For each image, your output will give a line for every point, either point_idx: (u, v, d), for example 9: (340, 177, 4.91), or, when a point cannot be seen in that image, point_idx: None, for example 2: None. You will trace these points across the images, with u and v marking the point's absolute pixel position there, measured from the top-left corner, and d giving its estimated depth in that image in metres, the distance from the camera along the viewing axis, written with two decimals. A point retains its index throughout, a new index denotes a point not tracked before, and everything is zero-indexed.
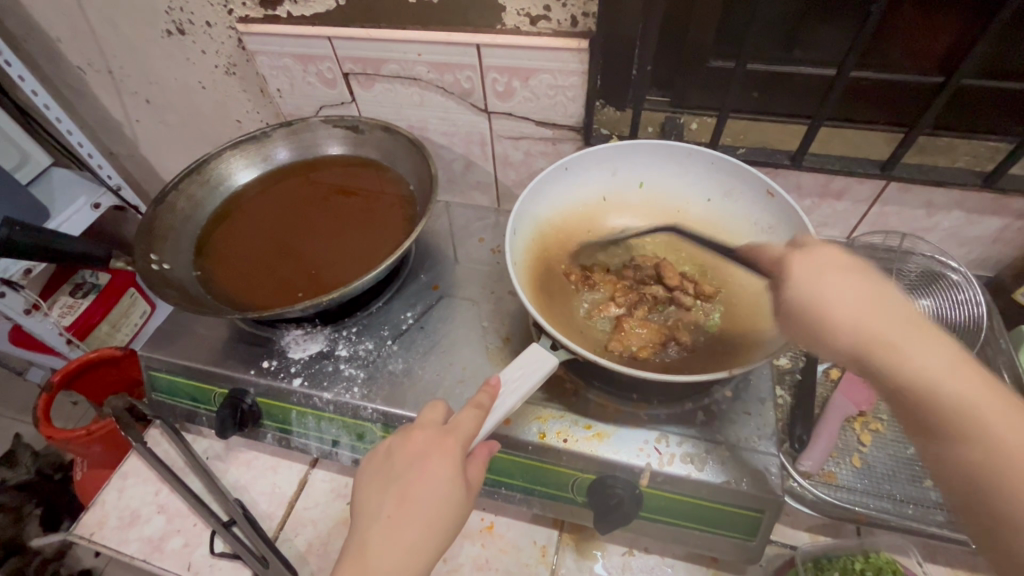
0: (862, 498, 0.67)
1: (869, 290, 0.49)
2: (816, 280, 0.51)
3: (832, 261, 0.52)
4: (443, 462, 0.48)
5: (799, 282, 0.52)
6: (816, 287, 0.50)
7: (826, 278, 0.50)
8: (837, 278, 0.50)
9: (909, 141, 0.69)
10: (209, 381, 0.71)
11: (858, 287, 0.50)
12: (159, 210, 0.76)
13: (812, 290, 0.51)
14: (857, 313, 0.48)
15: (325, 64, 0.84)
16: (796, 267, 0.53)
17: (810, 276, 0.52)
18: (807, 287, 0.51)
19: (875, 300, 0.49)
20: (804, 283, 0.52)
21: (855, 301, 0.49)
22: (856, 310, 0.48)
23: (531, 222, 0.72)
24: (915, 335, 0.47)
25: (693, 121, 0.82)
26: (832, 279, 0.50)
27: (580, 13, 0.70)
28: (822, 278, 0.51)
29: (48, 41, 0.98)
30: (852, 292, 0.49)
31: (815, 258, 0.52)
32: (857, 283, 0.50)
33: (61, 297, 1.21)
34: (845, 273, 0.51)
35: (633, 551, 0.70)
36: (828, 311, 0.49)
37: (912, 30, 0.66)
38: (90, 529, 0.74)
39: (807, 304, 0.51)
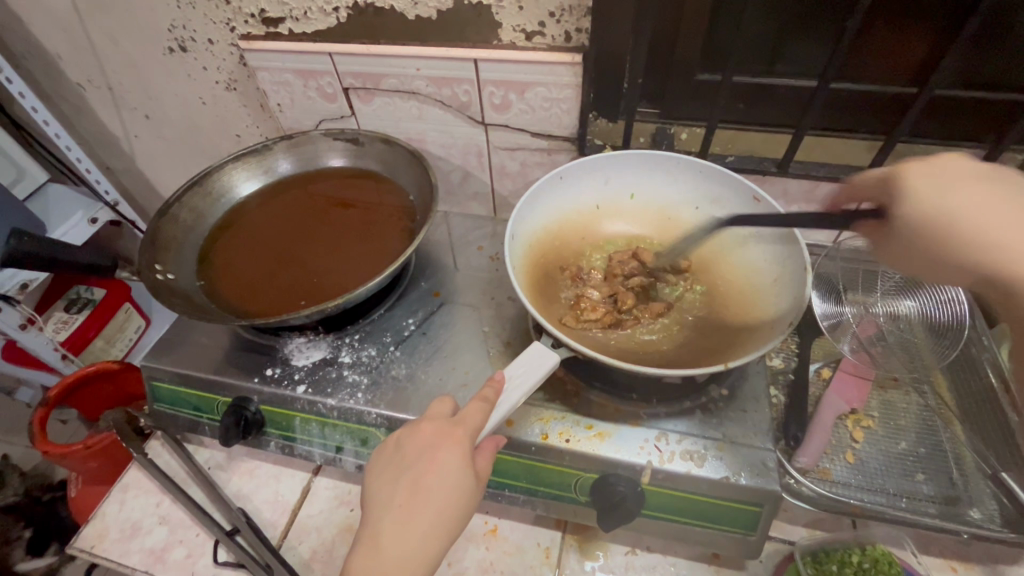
0: (857, 493, 0.68)
1: (988, 194, 0.50)
2: (936, 190, 0.51)
3: (959, 168, 0.52)
4: (452, 452, 0.49)
5: (919, 194, 0.52)
6: (942, 200, 0.51)
7: (952, 189, 0.51)
8: (960, 186, 0.51)
9: (888, 148, 0.72)
10: (212, 390, 0.71)
11: (994, 205, 0.49)
12: (162, 222, 0.77)
13: (933, 201, 0.51)
14: (980, 224, 0.49)
15: (325, 79, 0.86)
16: (915, 182, 0.52)
17: (931, 184, 0.52)
18: (927, 200, 0.51)
19: (998, 194, 0.50)
20: (923, 195, 0.52)
21: (990, 216, 0.49)
22: (981, 216, 0.49)
23: (528, 230, 0.74)
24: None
25: (683, 131, 0.85)
26: (957, 189, 0.50)
27: (574, 28, 0.73)
28: (945, 188, 0.51)
29: (49, 59, 1.00)
30: (986, 204, 0.49)
31: (938, 171, 0.52)
32: (989, 191, 0.50)
33: (55, 312, 1.20)
34: (980, 182, 0.51)
35: (636, 550, 0.71)
36: (953, 218, 0.50)
37: (886, 42, 0.69)
38: (90, 541, 0.73)
39: (922, 218, 0.51)
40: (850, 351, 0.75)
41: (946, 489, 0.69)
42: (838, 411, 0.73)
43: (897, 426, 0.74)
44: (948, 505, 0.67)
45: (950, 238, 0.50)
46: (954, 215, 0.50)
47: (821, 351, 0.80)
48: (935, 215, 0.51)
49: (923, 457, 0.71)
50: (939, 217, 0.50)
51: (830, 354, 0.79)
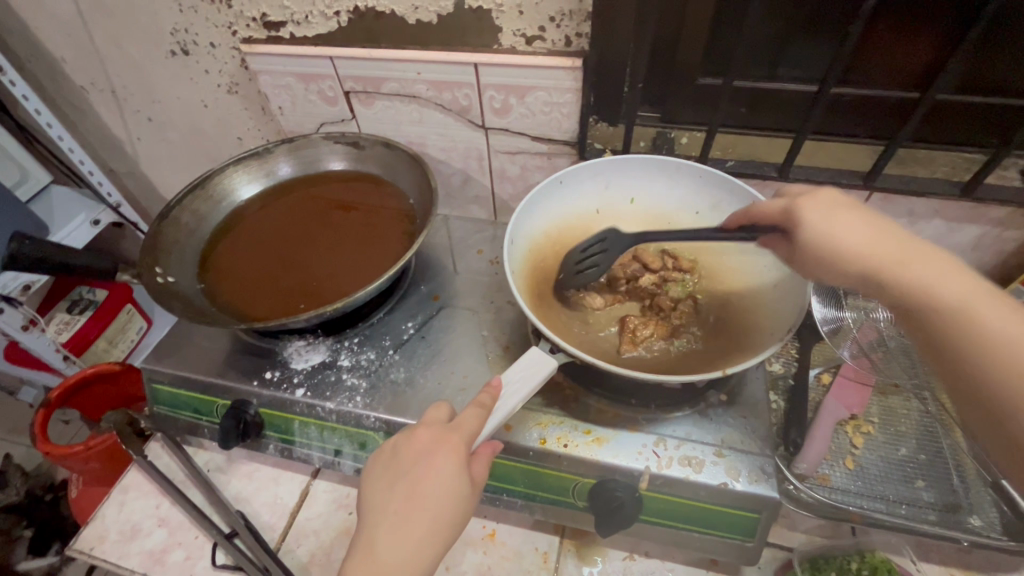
0: (857, 500, 0.68)
1: (864, 220, 0.53)
2: (828, 215, 0.54)
3: (829, 200, 0.56)
4: (448, 458, 0.49)
5: (812, 221, 0.55)
6: (823, 229, 0.54)
7: (831, 215, 0.54)
8: (841, 214, 0.54)
9: (890, 153, 0.72)
10: (211, 393, 0.72)
11: (857, 224, 0.53)
12: (163, 225, 0.77)
13: (819, 228, 0.54)
14: (858, 246, 0.52)
15: (326, 82, 0.86)
16: (808, 207, 0.56)
17: (818, 214, 0.55)
18: (817, 227, 0.54)
19: (868, 222, 0.53)
20: (814, 223, 0.55)
21: (863, 237, 0.52)
22: (856, 237, 0.52)
23: (528, 234, 0.74)
24: (913, 258, 0.50)
25: (683, 135, 0.85)
26: (839, 214, 0.54)
27: (574, 33, 0.73)
28: (830, 215, 0.54)
29: (52, 62, 1.00)
30: (848, 223, 0.53)
31: (823, 200, 0.56)
32: (860, 219, 0.53)
33: (57, 314, 1.21)
34: (850, 209, 0.55)
35: (634, 556, 0.70)
36: (838, 240, 0.53)
37: (887, 47, 0.69)
38: (89, 543, 0.73)
39: (820, 242, 0.54)
40: (850, 356, 0.74)
41: (946, 495, 0.69)
42: (837, 416, 0.73)
43: (898, 432, 0.74)
44: (948, 511, 0.67)
45: (842, 255, 0.52)
46: (839, 238, 0.53)
47: (821, 356, 0.80)
48: (825, 240, 0.54)
49: (923, 464, 0.71)
50: (837, 242, 0.53)
51: (830, 359, 0.79)
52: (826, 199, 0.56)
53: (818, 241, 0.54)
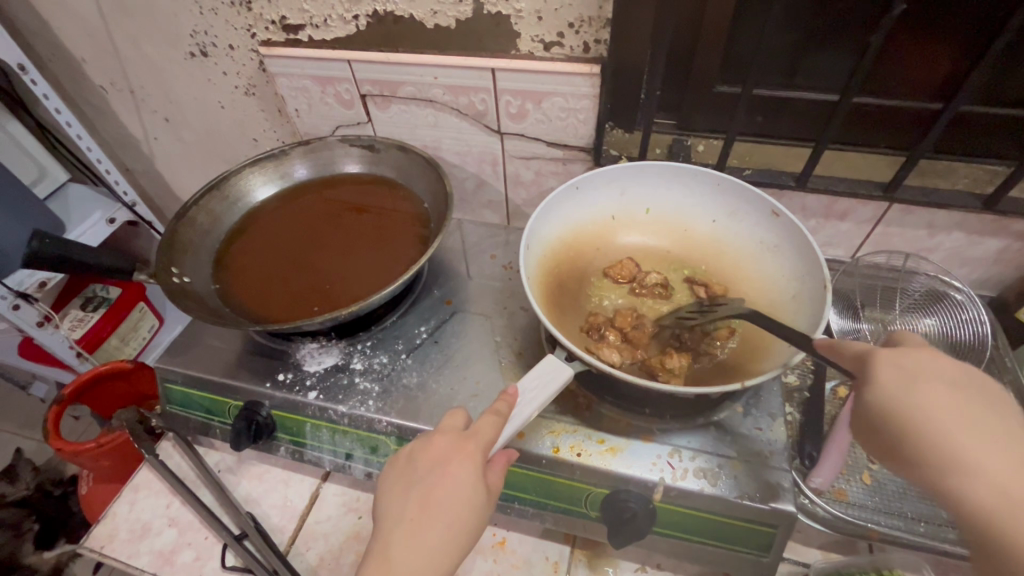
0: (874, 516, 0.67)
1: (964, 408, 0.44)
2: (907, 389, 0.46)
3: (931, 369, 0.46)
4: (464, 466, 0.49)
5: (887, 386, 0.46)
6: (913, 400, 0.45)
7: (922, 389, 0.45)
8: (933, 389, 0.45)
9: (910, 165, 0.71)
10: (224, 394, 0.72)
11: (955, 416, 0.44)
12: (179, 225, 0.78)
13: (904, 396, 0.46)
14: (951, 437, 0.43)
15: (343, 86, 0.87)
16: (886, 373, 0.47)
17: (901, 381, 0.46)
18: (895, 395, 0.46)
19: (962, 408, 0.44)
20: (894, 391, 0.46)
21: (954, 422, 0.44)
22: (940, 419, 0.44)
23: (543, 239, 0.74)
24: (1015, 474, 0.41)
25: (700, 143, 0.84)
26: (927, 390, 0.45)
27: (592, 39, 0.73)
28: (915, 389, 0.45)
29: (73, 62, 1.02)
30: (951, 413, 0.44)
31: (907, 362, 0.47)
32: (958, 401, 0.45)
33: (71, 310, 1.21)
34: (940, 379, 0.46)
35: (645, 568, 0.70)
36: (923, 421, 0.44)
37: (909, 58, 0.68)
38: (100, 541, 0.73)
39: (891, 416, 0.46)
40: None
41: None
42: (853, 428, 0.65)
43: None
44: None
45: (924, 438, 0.44)
46: (916, 415, 0.45)
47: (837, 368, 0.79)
48: (901, 410, 0.46)
49: None
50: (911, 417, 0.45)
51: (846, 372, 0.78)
52: (926, 369, 0.46)
53: (884, 414, 0.46)
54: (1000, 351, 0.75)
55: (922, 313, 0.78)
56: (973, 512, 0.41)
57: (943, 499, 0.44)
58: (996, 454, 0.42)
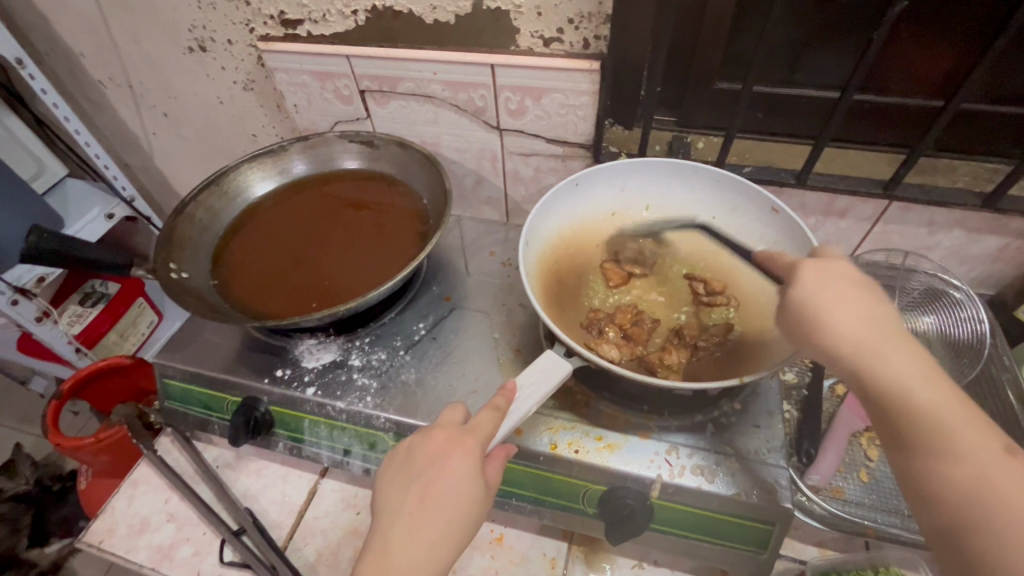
0: (871, 513, 0.67)
1: (867, 304, 0.49)
2: (821, 287, 0.50)
3: (841, 273, 0.51)
4: (463, 461, 0.49)
5: (805, 285, 0.51)
6: (825, 298, 0.49)
7: (832, 287, 0.50)
8: (841, 287, 0.50)
9: (910, 163, 0.71)
10: (222, 390, 0.72)
11: (860, 310, 0.48)
12: (177, 220, 0.77)
13: (819, 295, 0.49)
14: (853, 326, 0.48)
15: (342, 81, 0.86)
16: (806, 274, 0.52)
17: (816, 283, 0.51)
18: (810, 293, 0.50)
19: (866, 304, 0.49)
20: (809, 289, 0.51)
21: (861, 317, 0.48)
22: (848, 313, 0.48)
23: (543, 236, 0.74)
24: (905, 357, 0.46)
25: (700, 140, 0.84)
26: (835, 288, 0.50)
27: (592, 35, 0.73)
28: (828, 287, 0.50)
29: (71, 57, 1.01)
30: (854, 307, 0.48)
31: (824, 270, 0.51)
32: (860, 297, 0.49)
33: (70, 306, 1.21)
34: (849, 282, 0.50)
35: (642, 564, 0.70)
36: (832, 319, 0.48)
37: (910, 55, 0.68)
38: (98, 536, 0.74)
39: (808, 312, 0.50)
40: None
41: None
42: (852, 429, 0.69)
43: None
44: None
45: (830, 329, 0.48)
46: (830, 309, 0.49)
47: None
48: (814, 306, 0.50)
49: None
50: (822, 312, 0.49)
51: None
52: (838, 273, 0.51)
53: (803, 308, 0.50)
54: (999, 350, 0.75)
55: (921, 311, 0.78)
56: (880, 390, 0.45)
57: (848, 380, 0.48)
58: (894, 348, 0.46)
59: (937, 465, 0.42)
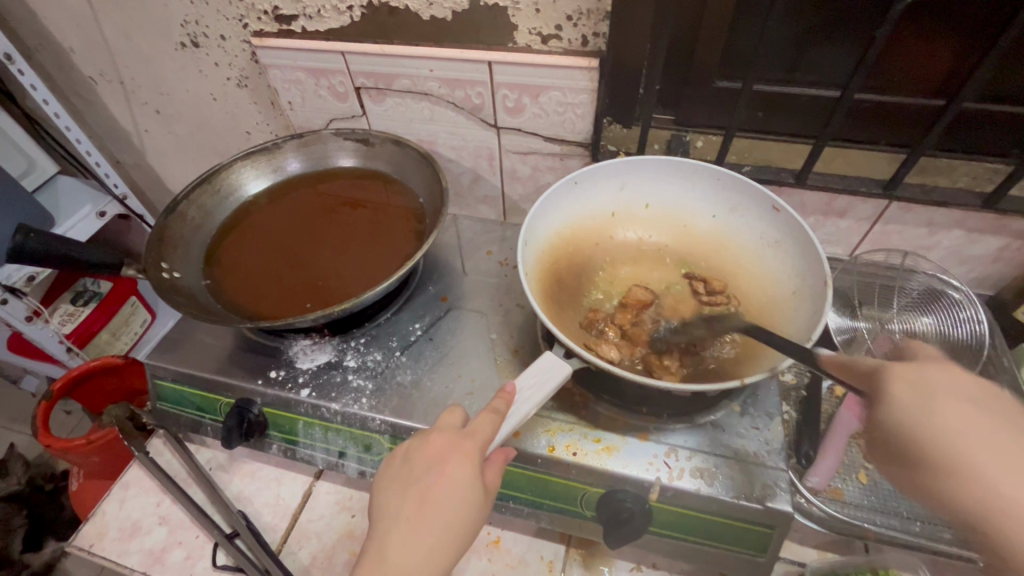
0: (870, 515, 0.67)
1: (983, 428, 0.45)
2: (927, 408, 0.46)
3: (946, 385, 0.48)
4: (462, 466, 0.48)
5: (907, 408, 0.47)
6: (929, 418, 0.46)
7: (941, 402, 0.46)
8: (949, 405, 0.46)
9: (911, 162, 0.70)
10: (215, 391, 0.71)
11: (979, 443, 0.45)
12: (169, 219, 0.76)
13: (919, 416, 0.47)
14: (971, 457, 0.44)
15: (337, 78, 0.85)
16: (896, 389, 0.48)
17: (912, 395, 0.48)
18: (915, 417, 0.47)
19: (988, 433, 0.45)
20: (914, 406, 0.47)
21: (972, 441, 0.45)
22: (960, 440, 0.45)
23: (541, 235, 0.73)
24: None
25: (699, 138, 0.83)
26: (944, 411, 0.46)
27: (591, 32, 0.72)
28: (936, 409, 0.46)
29: (62, 53, 1.00)
30: (971, 435, 0.45)
31: (919, 373, 0.48)
32: (976, 419, 0.45)
33: (61, 305, 1.20)
34: (955, 398, 0.47)
35: (641, 567, 0.69)
36: (955, 441, 0.45)
37: (912, 54, 0.68)
38: (89, 540, 0.72)
39: (907, 437, 0.47)
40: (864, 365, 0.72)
41: None
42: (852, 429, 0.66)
43: None
44: None
45: (947, 464, 0.45)
46: (934, 437, 0.46)
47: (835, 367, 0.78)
48: (915, 432, 0.46)
49: None
50: (926, 439, 0.46)
51: None
52: (948, 391, 0.47)
53: (907, 431, 0.47)
54: (998, 350, 0.75)
55: (919, 312, 0.77)
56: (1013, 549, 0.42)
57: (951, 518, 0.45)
58: (1004, 466, 0.43)
59: None
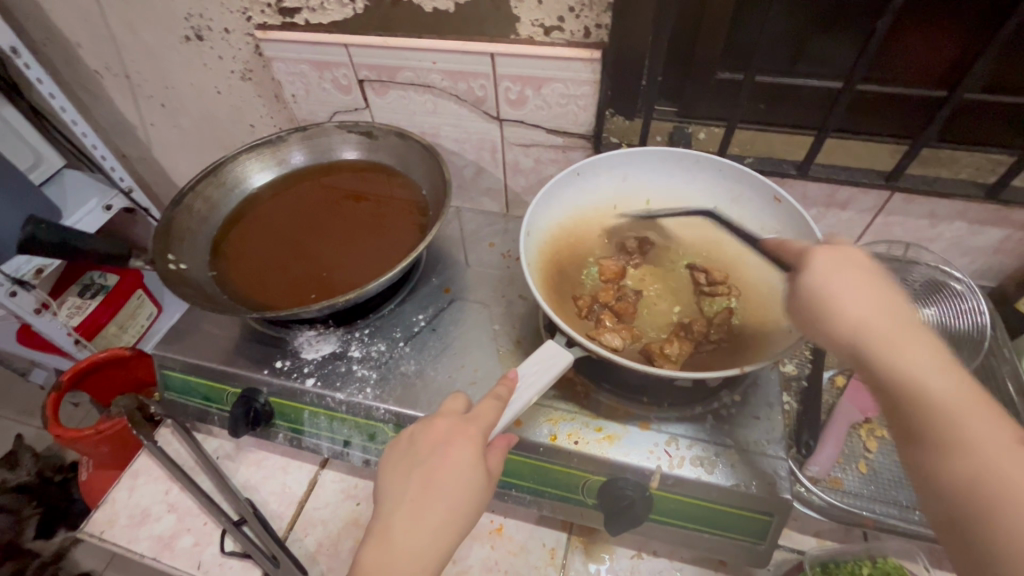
0: (869, 504, 0.68)
1: (874, 292, 0.49)
2: (831, 274, 0.51)
3: (854, 260, 0.52)
4: (465, 449, 0.49)
5: (813, 271, 0.52)
6: (829, 282, 0.50)
7: (841, 272, 0.51)
8: (853, 274, 0.50)
9: (913, 153, 0.71)
10: (222, 381, 0.72)
11: (876, 301, 0.49)
12: (176, 212, 0.77)
13: (825, 281, 0.51)
14: (859, 312, 0.48)
15: (341, 71, 0.85)
16: (819, 260, 0.52)
17: (827, 269, 0.51)
18: (819, 281, 0.51)
19: (877, 292, 0.49)
20: (823, 274, 0.51)
21: (868, 302, 0.48)
22: (859, 302, 0.48)
23: (544, 225, 0.73)
24: (916, 345, 0.46)
25: (701, 130, 0.83)
26: (845, 275, 0.50)
27: (593, 24, 0.72)
28: (837, 274, 0.51)
29: (67, 46, 1.00)
30: (862, 291, 0.49)
31: (839, 257, 0.52)
32: (878, 285, 0.50)
33: (69, 297, 1.21)
34: (863, 271, 0.51)
35: (642, 554, 0.70)
36: (840, 300, 0.49)
37: (915, 44, 0.68)
38: (99, 527, 0.74)
39: (816, 297, 0.51)
40: None
41: None
42: (852, 419, 0.69)
43: None
44: None
45: (839, 315, 0.49)
46: (840, 299, 0.49)
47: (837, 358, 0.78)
48: (824, 292, 0.50)
49: None
50: (826, 296, 0.50)
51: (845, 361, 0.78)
52: (853, 260, 0.52)
53: (812, 294, 0.51)
54: (999, 342, 0.75)
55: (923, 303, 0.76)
56: (886, 379, 0.46)
57: (855, 369, 0.49)
58: (887, 323, 0.47)
59: (945, 457, 0.42)
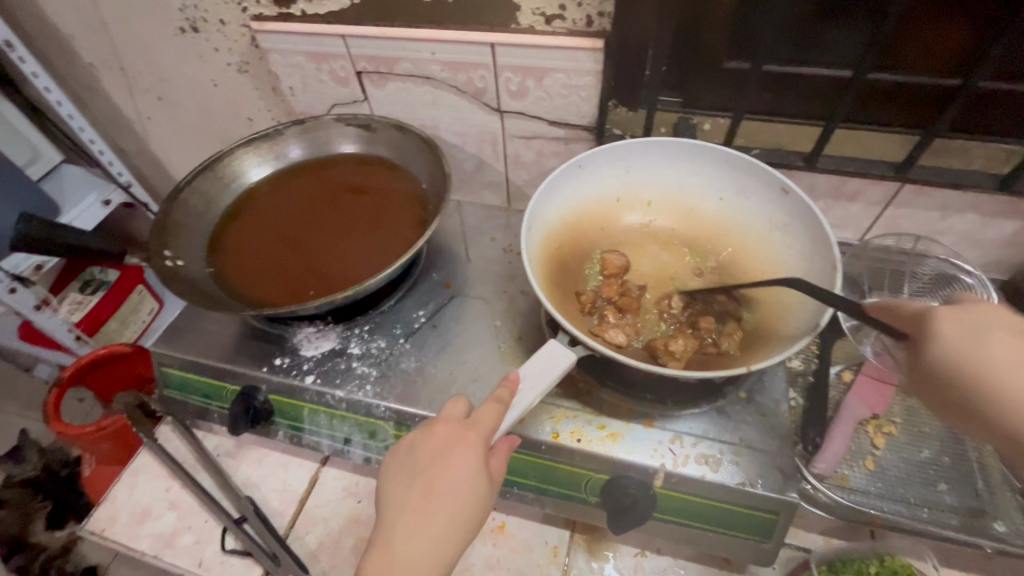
0: (877, 502, 0.67)
1: None
2: (974, 341, 0.45)
3: (997, 321, 0.46)
4: (467, 457, 0.48)
5: (946, 337, 0.46)
6: (975, 351, 0.45)
7: (992, 339, 0.45)
8: (999, 342, 0.45)
9: (925, 143, 0.70)
10: (220, 379, 0.71)
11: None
12: (172, 208, 0.76)
13: (966, 352, 0.45)
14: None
15: (338, 62, 0.84)
16: (946, 326, 0.46)
17: (965, 335, 0.45)
18: (958, 348, 0.45)
19: None
20: (963, 344, 0.45)
21: None
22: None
23: (546, 219, 0.72)
24: None
25: (706, 121, 0.81)
26: (999, 344, 0.44)
27: (596, 12, 0.70)
28: (982, 342, 0.45)
29: (62, 39, 0.99)
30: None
31: (962, 313, 0.47)
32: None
33: (70, 294, 1.21)
34: (1013, 331, 0.45)
35: (645, 553, 0.69)
36: (992, 376, 0.44)
37: (929, 30, 0.65)
38: (101, 524, 0.74)
39: (960, 368, 0.45)
40: (872, 354, 0.63)
41: (970, 500, 0.66)
42: (857, 417, 0.66)
43: (920, 433, 0.72)
44: (972, 516, 0.65)
45: (991, 391, 0.44)
46: (999, 369, 0.44)
47: (844, 353, 0.77)
48: (964, 365, 0.45)
49: (947, 467, 0.69)
50: (977, 371, 0.44)
51: (852, 357, 0.76)
52: (999, 320, 0.46)
53: (945, 371, 0.46)
54: None
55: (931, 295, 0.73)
56: None
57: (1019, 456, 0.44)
58: None
59: None
